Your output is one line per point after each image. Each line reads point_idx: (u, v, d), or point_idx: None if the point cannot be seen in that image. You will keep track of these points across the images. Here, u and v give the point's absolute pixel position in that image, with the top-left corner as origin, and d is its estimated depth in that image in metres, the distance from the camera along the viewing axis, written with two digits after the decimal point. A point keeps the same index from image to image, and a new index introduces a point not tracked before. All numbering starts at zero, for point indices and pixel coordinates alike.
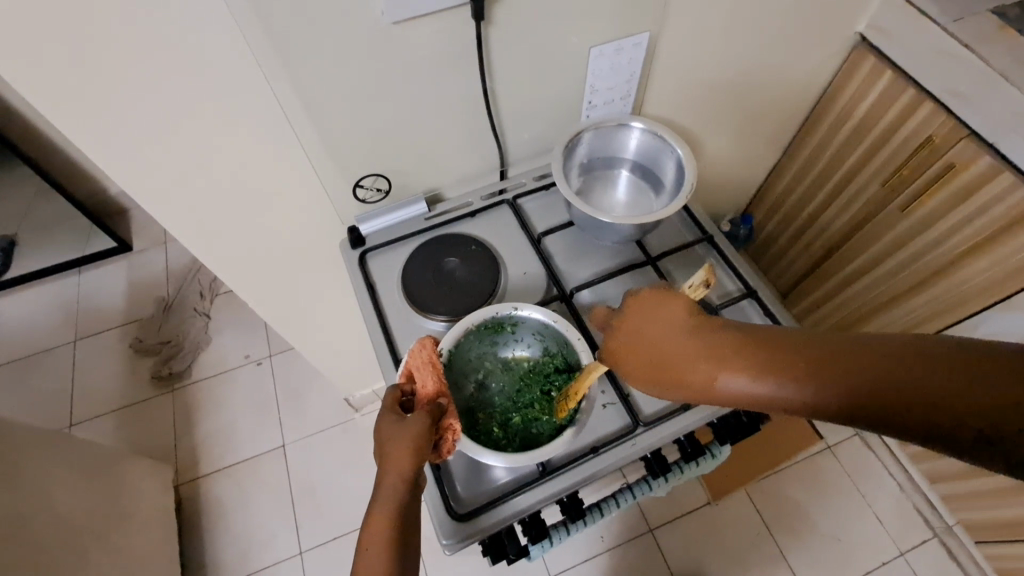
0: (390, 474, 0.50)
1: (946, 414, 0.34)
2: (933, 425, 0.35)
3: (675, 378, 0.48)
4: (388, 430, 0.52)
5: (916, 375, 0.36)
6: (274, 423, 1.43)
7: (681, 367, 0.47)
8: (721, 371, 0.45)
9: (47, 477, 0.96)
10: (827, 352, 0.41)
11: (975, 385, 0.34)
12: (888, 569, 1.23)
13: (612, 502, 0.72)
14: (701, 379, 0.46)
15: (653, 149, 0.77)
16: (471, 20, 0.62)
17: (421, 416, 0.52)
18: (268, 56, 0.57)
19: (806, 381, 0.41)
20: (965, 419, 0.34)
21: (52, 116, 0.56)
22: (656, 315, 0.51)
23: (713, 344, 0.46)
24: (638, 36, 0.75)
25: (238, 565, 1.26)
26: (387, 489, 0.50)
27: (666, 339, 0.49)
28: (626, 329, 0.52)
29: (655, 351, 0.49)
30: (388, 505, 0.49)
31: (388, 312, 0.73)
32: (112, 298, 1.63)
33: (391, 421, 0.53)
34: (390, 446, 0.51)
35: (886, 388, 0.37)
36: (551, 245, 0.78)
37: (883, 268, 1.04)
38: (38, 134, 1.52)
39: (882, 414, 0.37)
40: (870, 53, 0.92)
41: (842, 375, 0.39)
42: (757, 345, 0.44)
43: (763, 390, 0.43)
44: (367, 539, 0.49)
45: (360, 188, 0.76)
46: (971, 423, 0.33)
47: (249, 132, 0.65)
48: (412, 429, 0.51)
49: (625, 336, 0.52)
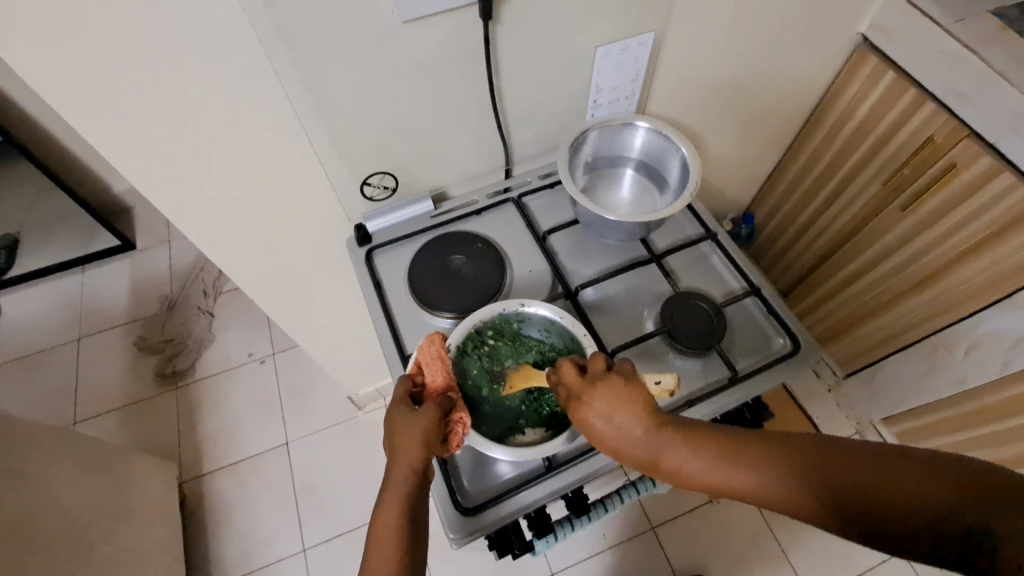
0: (400, 463, 0.51)
1: (921, 520, 0.37)
2: (908, 528, 0.37)
3: (651, 465, 0.47)
4: (399, 422, 0.53)
5: (895, 482, 0.38)
6: (277, 421, 1.44)
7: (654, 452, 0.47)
8: (696, 462, 0.45)
9: (53, 473, 0.97)
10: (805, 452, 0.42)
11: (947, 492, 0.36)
12: (888, 567, 1.23)
13: (616, 498, 0.72)
14: (676, 467, 0.46)
15: (658, 148, 0.78)
16: (479, 19, 0.63)
17: (431, 408, 0.53)
18: (279, 53, 0.58)
19: (782, 477, 0.42)
20: (941, 524, 0.36)
21: (65, 112, 0.57)
22: (624, 401, 0.48)
23: (688, 434, 0.46)
24: (643, 36, 0.76)
25: (241, 563, 1.27)
26: (398, 480, 0.50)
27: (636, 429, 0.47)
28: (596, 410, 0.49)
29: (628, 440, 0.48)
30: (398, 495, 0.50)
31: (395, 309, 0.74)
32: (116, 296, 1.64)
33: (402, 412, 0.53)
34: (403, 435, 0.51)
35: (864, 490, 0.39)
36: (556, 243, 0.79)
37: (885, 267, 1.04)
38: (43, 132, 1.53)
39: (857, 516, 0.39)
40: (873, 53, 0.93)
41: (820, 479, 0.41)
42: (731, 440, 0.45)
43: (738, 481, 0.44)
44: (377, 529, 0.49)
45: (367, 186, 0.77)
46: (947, 529, 0.36)
47: (258, 129, 0.66)
48: (422, 421, 0.52)
49: (593, 418, 0.50)
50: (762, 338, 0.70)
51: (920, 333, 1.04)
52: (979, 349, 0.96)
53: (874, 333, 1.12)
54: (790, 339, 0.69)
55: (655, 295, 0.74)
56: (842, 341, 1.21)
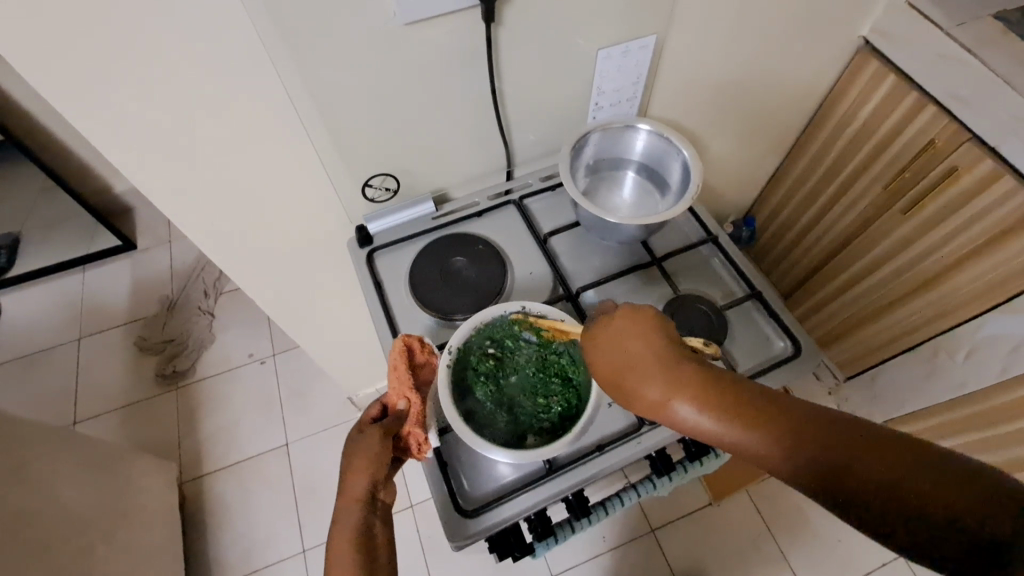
0: (349, 485, 0.51)
1: (933, 515, 0.33)
2: (916, 523, 0.33)
3: (644, 397, 0.42)
4: (348, 447, 0.54)
5: (913, 473, 0.34)
6: (277, 422, 1.44)
7: (647, 388, 0.42)
8: (692, 403, 0.40)
9: (53, 473, 0.97)
10: (818, 422, 0.38)
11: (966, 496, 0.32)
12: (888, 570, 1.23)
13: (617, 501, 0.72)
14: (666, 408, 0.41)
15: (659, 150, 0.78)
16: (481, 21, 0.63)
17: (376, 429, 0.54)
18: (282, 55, 0.58)
19: (785, 441, 0.38)
20: (951, 524, 0.32)
21: (69, 113, 0.57)
22: (637, 330, 0.45)
23: (692, 374, 0.41)
24: (645, 39, 0.76)
25: (241, 563, 1.26)
26: (349, 500, 0.50)
27: (641, 356, 0.44)
28: (610, 336, 0.47)
29: (625, 369, 0.44)
30: (350, 515, 0.50)
31: (396, 310, 0.74)
32: (116, 296, 1.64)
33: (352, 438, 0.55)
34: (349, 463, 0.52)
35: (875, 473, 0.35)
36: (557, 245, 0.79)
37: (886, 270, 1.04)
38: (45, 132, 1.53)
39: (862, 497, 0.35)
40: (874, 56, 0.93)
41: (830, 453, 0.36)
42: (740, 390, 0.40)
43: (735, 434, 0.39)
44: (333, 552, 0.48)
45: (369, 187, 0.77)
46: (956, 530, 0.32)
47: (260, 130, 0.66)
48: (366, 441, 0.53)
49: (607, 341, 0.47)
50: (763, 341, 0.70)
51: (921, 336, 1.04)
52: (980, 352, 0.96)
53: (875, 336, 1.12)
54: (790, 342, 0.69)
55: (656, 297, 0.74)
56: (842, 343, 1.21)
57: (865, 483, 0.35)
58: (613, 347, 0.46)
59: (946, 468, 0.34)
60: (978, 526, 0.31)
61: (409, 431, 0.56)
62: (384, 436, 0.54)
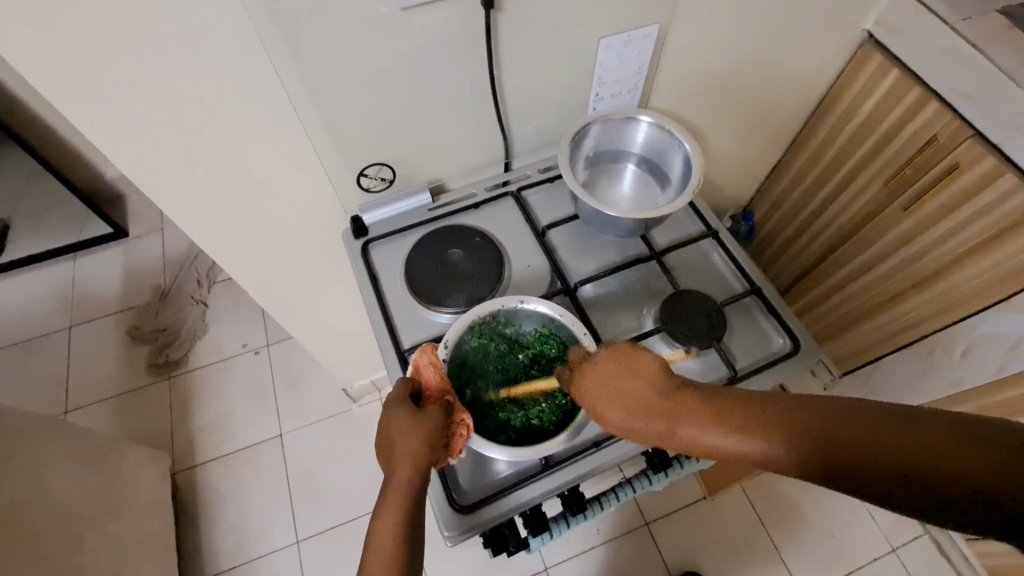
0: (402, 470, 0.50)
1: (931, 476, 0.35)
2: (910, 485, 0.35)
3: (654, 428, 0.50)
4: (400, 426, 0.52)
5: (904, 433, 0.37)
6: (271, 413, 1.43)
7: (674, 416, 0.49)
8: (704, 426, 0.47)
9: (43, 463, 0.96)
10: (808, 415, 0.42)
11: (953, 449, 0.34)
12: (879, 565, 1.24)
13: (612, 496, 0.71)
14: (694, 437, 0.47)
15: (660, 143, 0.76)
16: (481, 8, 0.62)
17: (434, 411, 0.53)
18: (275, 40, 0.56)
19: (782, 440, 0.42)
20: (942, 486, 0.34)
21: (55, 99, 0.55)
22: (640, 364, 0.52)
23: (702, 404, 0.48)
24: (647, 29, 0.74)
25: (234, 554, 1.26)
26: (401, 482, 0.50)
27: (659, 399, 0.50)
28: (602, 378, 0.53)
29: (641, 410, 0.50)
30: (401, 498, 0.50)
31: (391, 303, 0.73)
32: (108, 284, 1.62)
33: (403, 415, 0.53)
34: (401, 444, 0.51)
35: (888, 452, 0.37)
36: (555, 238, 0.78)
37: (885, 265, 1.04)
38: (34, 115, 1.50)
39: (850, 470, 0.38)
40: (877, 50, 0.92)
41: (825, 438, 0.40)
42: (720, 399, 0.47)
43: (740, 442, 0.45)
44: (373, 539, 0.49)
45: (364, 177, 0.76)
46: (951, 484, 0.34)
47: (257, 117, 0.65)
48: (421, 428, 0.52)
49: (599, 389, 0.53)
50: (761, 337, 0.70)
51: (917, 334, 1.04)
52: (978, 349, 0.96)
53: (871, 332, 1.12)
54: (789, 339, 0.68)
55: (656, 293, 0.73)
56: (838, 340, 1.21)
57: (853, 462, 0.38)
58: (625, 395, 0.51)
59: (943, 428, 0.36)
60: (968, 482, 0.33)
61: (460, 417, 0.55)
62: (433, 422, 0.52)
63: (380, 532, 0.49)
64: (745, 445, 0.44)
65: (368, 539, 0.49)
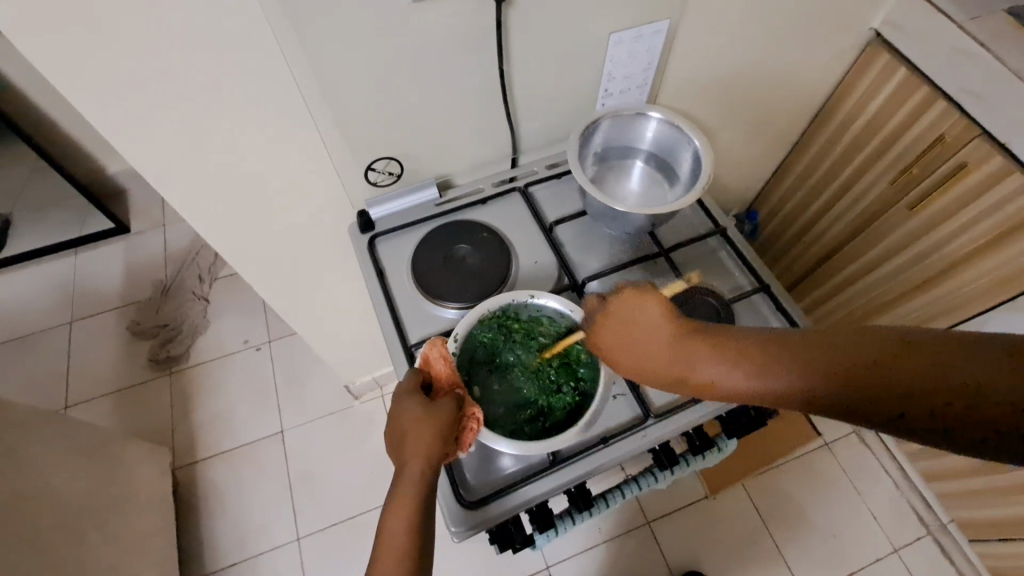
0: (415, 462, 0.50)
1: (942, 403, 0.35)
2: (921, 418, 0.36)
3: (667, 373, 0.51)
4: (413, 417, 0.52)
5: (916, 361, 0.37)
6: (273, 409, 1.42)
7: (686, 358, 0.49)
8: (713, 361, 0.48)
9: (44, 457, 0.95)
10: (819, 351, 0.42)
11: (960, 373, 0.34)
12: (881, 566, 1.23)
13: (618, 493, 0.70)
14: (705, 376, 0.48)
15: (669, 140, 0.76)
16: (491, 2, 0.61)
17: (446, 403, 0.53)
18: (285, 31, 0.56)
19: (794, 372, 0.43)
20: (950, 413, 0.34)
21: (63, 89, 0.55)
22: (653, 306, 0.54)
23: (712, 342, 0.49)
24: (657, 24, 0.74)
25: (235, 550, 1.25)
26: (414, 473, 0.50)
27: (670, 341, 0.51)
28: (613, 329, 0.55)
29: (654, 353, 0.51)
30: (414, 489, 0.49)
31: (398, 297, 0.72)
32: (109, 279, 1.61)
33: (415, 407, 0.53)
34: (414, 436, 0.51)
35: (896, 380, 0.37)
36: (562, 234, 0.78)
37: (890, 266, 1.03)
38: (35, 109, 1.50)
39: (863, 401, 0.39)
40: (885, 49, 0.91)
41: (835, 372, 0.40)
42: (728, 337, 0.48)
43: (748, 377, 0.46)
44: (386, 530, 0.48)
45: (372, 171, 0.75)
46: (961, 411, 0.34)
47: (265, 109, 0.65)
48: (434, 419, 0.51)
49: (612, 336, 0.55)
50: None
51: None
52: None
53: None
54: None
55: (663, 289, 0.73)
56: None
57: (865, 394, 0.39)
58: (634, 338, 0.53)
59: (954, 355, 0.35)
60: (974, 407, 0.33)
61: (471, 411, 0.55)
62: (446, 414, 0.52)
63: (391, 523, 0.48)
64: (760, 382, 0.45)
65: (380, 531, 0.49)
